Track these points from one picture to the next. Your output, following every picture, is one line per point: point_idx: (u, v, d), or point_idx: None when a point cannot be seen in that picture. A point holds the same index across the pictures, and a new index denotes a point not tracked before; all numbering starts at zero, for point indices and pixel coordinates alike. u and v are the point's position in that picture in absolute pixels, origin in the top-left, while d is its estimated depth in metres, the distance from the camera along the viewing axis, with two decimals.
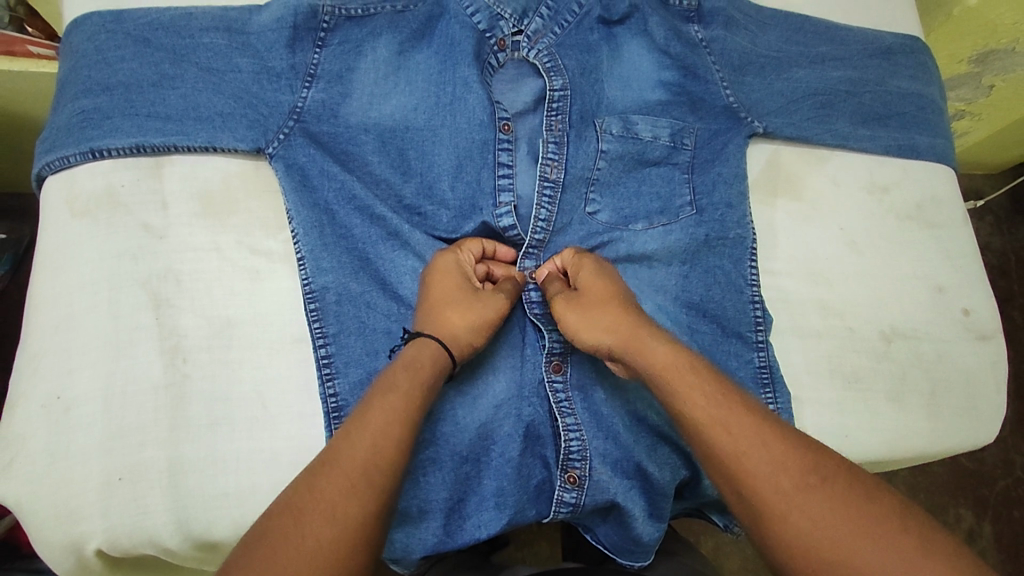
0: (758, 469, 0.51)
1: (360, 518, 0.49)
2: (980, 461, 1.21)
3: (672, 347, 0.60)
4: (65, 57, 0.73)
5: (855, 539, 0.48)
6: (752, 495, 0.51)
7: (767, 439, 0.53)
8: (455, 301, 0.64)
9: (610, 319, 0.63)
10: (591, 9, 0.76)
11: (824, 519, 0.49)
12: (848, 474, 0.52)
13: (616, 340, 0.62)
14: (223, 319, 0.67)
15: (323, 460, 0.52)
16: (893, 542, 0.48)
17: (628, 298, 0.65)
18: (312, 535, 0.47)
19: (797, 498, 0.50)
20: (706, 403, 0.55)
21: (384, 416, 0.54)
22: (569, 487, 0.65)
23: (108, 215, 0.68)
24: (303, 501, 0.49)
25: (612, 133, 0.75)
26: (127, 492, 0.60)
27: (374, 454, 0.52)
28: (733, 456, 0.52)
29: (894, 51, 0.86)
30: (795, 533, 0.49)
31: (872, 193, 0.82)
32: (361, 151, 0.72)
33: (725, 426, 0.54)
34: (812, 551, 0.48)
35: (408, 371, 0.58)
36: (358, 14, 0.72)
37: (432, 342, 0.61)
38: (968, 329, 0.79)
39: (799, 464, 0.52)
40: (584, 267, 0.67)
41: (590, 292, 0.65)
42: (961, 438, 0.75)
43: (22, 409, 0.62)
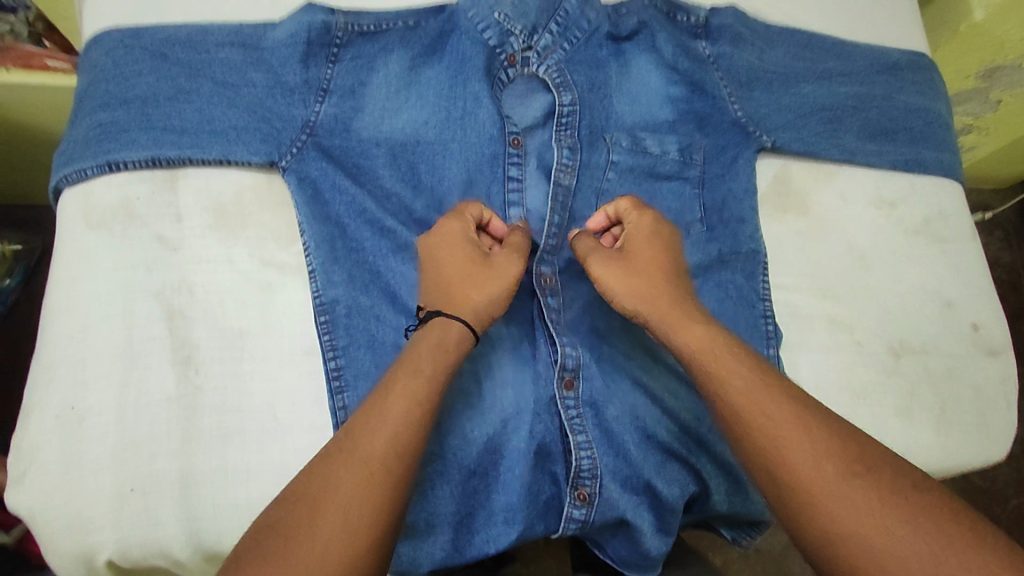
0: (799, 458, 0.51)
1: (375, 510, 0.50)
2: (990, 476, 1.20)
3: (711, 330, 0.60)
4: (83, 72, 0.74)
5: (898, 526, 0.47)
6: (789, 478, 0.51)
7: (809, 429, 0.53)
8: (471, 276, 0.63)
9: (651, 289, 0.63)
10: (600, 25, 0.77)
11: (870, 507, 0.49)
12: (890, 461, 0.51)
13: (652, 310, 0.62)
14: (235, 331, 0.67)
15: (339, 448, 0.52)
16: (936, 530, 0.47)
17: (677, 271, 0.66)
18: (329, 527, 0.49)
19: (842, 488, 0.50)
20: (746, 389, 0.55)
21: (403, 404, 0.54)
22: (579, 503, 0.65)
23: (123, 227, 0.69)
24: (320, 492, 0.50)
25: (622, 146, 0.76)
26: (138, 502, 0.61)
27: (391, 444, 0.52)
28: (770, 439, 0.53)
29: (901, 67, 0.86)
30: (835, 517, 0.49)
31: (881, 209, 0.82)
32: (372, 165, 0.73)
33: (762, 410, 0.54)
34: (852, 536, 0.48)
35: (433, 356, 0.58)
36: (370, 30, 0.74)
37: (454, 322, 0.60)
38: (977, 344, 0.78)
39: (843, 453, 0.51)
40: (641, 231, 0.67)
41: (638, 257, 0.65)
42: (971, 453, 0.74)
43: (37, 418, 0.63)
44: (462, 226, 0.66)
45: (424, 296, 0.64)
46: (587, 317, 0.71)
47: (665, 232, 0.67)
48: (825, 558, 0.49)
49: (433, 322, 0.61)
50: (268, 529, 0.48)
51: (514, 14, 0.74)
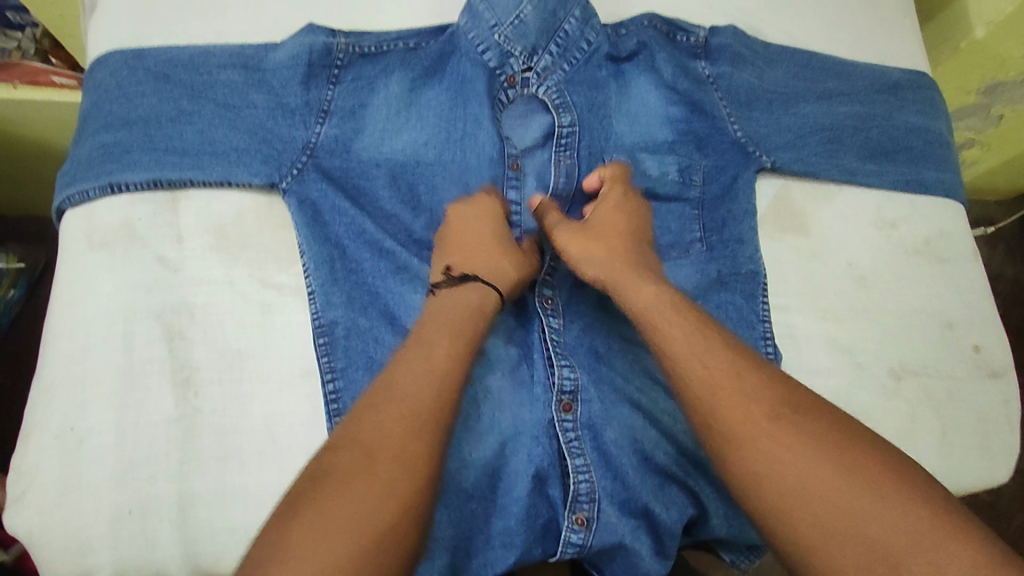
0: (729, 398, 0.55)
1: (425, 455, 0.53)
2: (994, 494, 1.18)
3: (658, 287, 0.64)
4: (87, 92, 0.75)
5: (822, 465, 0.50)
6: (722, 422, 0.54)
7: (741, 372, 0.56)
8: (505, 250, 0.69)
9: (605, 250, 0.68)
10: (600, 46, 0.77)
11: (792, 443, 0.52)
12: (819, 409, 0.54)
13: (604, 267, 0.67)
14: (234, 351, 0.67)
15: (381, 400, 0.55)
16: (859, 471, 0.50)
17: (637, 238, 0.70)
18: (384, 471, 0.51)
19: (764, 426, 0.53)
20: (683, 337, 0.59)
21: (442, 360, 0.58)
22: (577, 528, 0.65)
23: (124, 248, 0.69)
24: (371, 440, 0.53)
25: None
26: (136, 524, 0.61)
27: (434, 396, 0.55)
28: (707, 386, 0.56)
29: (901, 86, 0.86)
30: (763, 458, 0.52)
31: (881, 229, 0.82)
32: (372, 186, 0.73)
33: (702, 360, 0.57)
34: (778, 475, 0.51)
35: (475, 320, 0.63)
36: (371, 52, 0.74)
37: (493, 289, 0.66)
38: (979, 366, 0.78)
39: (772, 396, 0.55)
40: (608, 199, 0.72)
41: (600, 223, 0.70)
42: (974, 475, 0.74)
43: (37, 438, 0.63)
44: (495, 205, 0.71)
45: (452, 259, 0.68)
46: (586, 338, 0.71)
47: (633, 203, 0.73)
48: (751, 495, 0.52)
49: (472, 287, 0.65)
50: (314, 484, 0.51)
51: (514, 36, 0.74)
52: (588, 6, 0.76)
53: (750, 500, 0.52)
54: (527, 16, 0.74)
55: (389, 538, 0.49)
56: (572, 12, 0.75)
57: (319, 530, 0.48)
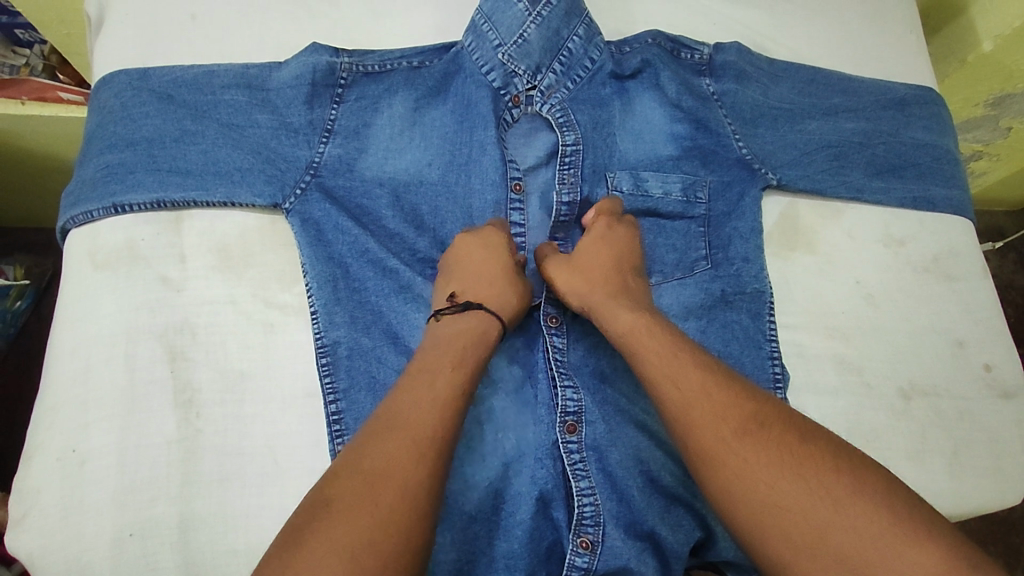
0: (701, 418, 0.55)
1: (427, 485, 0.52)
2: (1009, 507, 1.16)
3: (638, 316, 0.64)
4: (92, 112, 0.75)
5: (787, 480, 0.51)
6: (693, 440, 0.55)
7: (712, 391, 0.56)
8: (511, 280, 0.67)
9: (591, 279, 0.67)
10: (604, 64, 0.77)
11: (763, 459, 0.52)
12: (786, 421, 0.54)
13: (589, 297, 0.66)
14: (237, 372, 0.67)
15: (381, 426, 0.54)
16: (823, 484, 0.50)
17: (625, 267, 0.69)
18: (388, 501, 0.50)
19: (735, 444, 0.53)
20: (660, 358, 0.60)
21: (447, 384, 0.57)
22: (582, 551, 0.64)
23: (127, 269, 0.69)
24: (375, 468, 0.51)
25: (622, 190, 0.76)
26: (137, 548, 0.60)
27: (435, 421, 0.55)
28: (676, 406, 0.56)
29: (908, 102, 0.86)
30: (732, 477, 0.52)
31: (888, 246, 0.81)
32: (375, 206, 0.73)
33: (672, 380, 0.58)
34: (746, 493, 0.51)
35: (478, 348, 0.62)
36: (375, 71, 0.74)
37: (497, 318, 0.65)
38: (990, 386, 0.77)
39: (745, 415, 0.55)
40: (595, 225, 0.71)
41: (586, 251, 0.69)
42: (989, 497, 0.72)
43: (38, 460, 0.63)
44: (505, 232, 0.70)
45: (455, 287, 0.67)
46: (591, 359, 0.70)
47: (622, 226, 0.72)
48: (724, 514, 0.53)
49: (478, 315, 0.64)
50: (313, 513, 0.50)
51: (518, 54, 0.74)
52: (591, 24, 0.76)
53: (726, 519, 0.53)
54: (531, 35, 0.73)
55: (391, 571, 0.47)
56: (575, 30, 0.75)
57: (321, 563, 0.46)
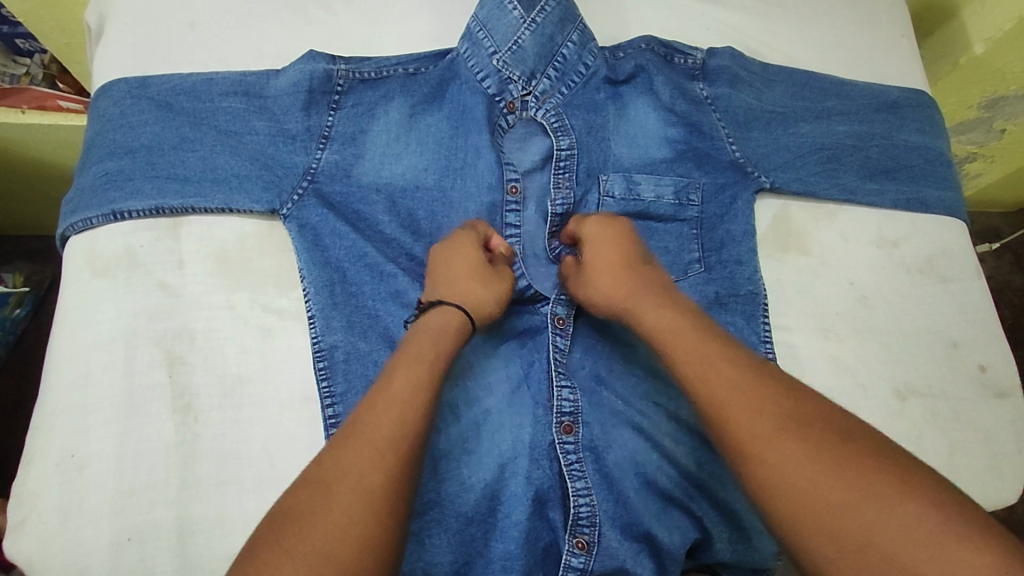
0: (741, 414, 0.54)
1: (383, 488, 0.51)
2: (1010, 508, 1.15)
3: (665, 313, 0.63)
4: (92, 121, 0.76)
5: (832, 478, 0.49)
6: (730, 436, 0.54)
7: (753, 388, 0.56)
8: (476, 275, 0.67)
9: (608, 288, 0.67)
10: (598, 69, 0.78)
11: (803, 457, 0.51)
12: (832, 423, 0.53)
13: (617, 308, 0.66)
14: (234, 377, 0.68)
15: (344, 434, 0.54)
16: (870, 482, 0.48)
17: (631, 257, 0.68)
18: (340, 507, 0.50)
19: (776, 440, 0.52)
20: (700, 355, 0.59)
21: (406, 387, 0.57)
22: (577, 552, 0.64)
23: (126, 274, 0.70)
24: (332, 475, 0.52)
25: (614, 195, 0.77)
26: (135, 553, 0.61)
27: (393, 424, 0.54)
28: (716, 402, 0.56)
29: (900, 105, 0.86)
30: (770, 472, 0.51)
31: (882, 247, 0.82)
32: (371, 211, 0.74)
33: (711, 377, 0.57)
34: (790, 492, 0.50)
35: (436, 343, 0.62)
36: (371, 78, 0.75)
37: (457, 313, 0.65)
38: (984, 386, 0.77)
39: (785, 412, 0.54)
40: (591, 231, 0.70)
41: (591, 260, 0.69)
42: (984, 496, 0.72)
43: (37, 465, 0.63)
44: (472, 231, 0.70)
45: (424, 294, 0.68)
46: (587, 361, 0.71)
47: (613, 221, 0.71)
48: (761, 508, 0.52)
49: (438, 312, 0.65)
50: (268, 522, 0.50)
51: (512, 61, 0.74)
52: (584, 30, 0.77)
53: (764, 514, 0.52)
54: (525, 41, 0.74)
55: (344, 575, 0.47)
56: (569, 36, 0.76)
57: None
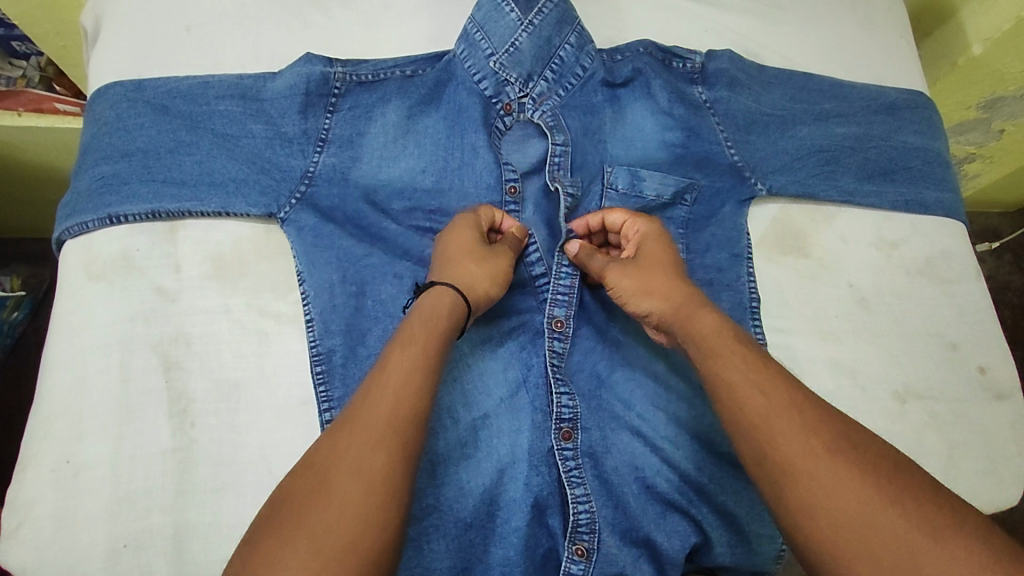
0: (786, 430, 0.52)
1: (382, 470, 0.51)
2: (1010, 509, 1.15)
3: (720, 318, 0.61)
4: (87, 124, 0.76)
5: (880, 503, 0.48)
6: (774, 450, 0.52)
7: (797, 405, 0.54)
8: (471, 256, 0.66)
9: (661, 284, 0.65)
10: (595, 71, 0.78)
11: (849, 480, 0.49)
12: (878, 448, 0.52)
13: (668, 305, 0.64)
14: (231, 382, 0.67)
15: (343, 419, 0.54)
16: (917, 512, 0.47)
17: (683, 267, 0.68)
18: (339, 490, 0.50)
19: (824, 459, 0.50)
20: (744, 370, 0.57)
21: (401, 367, 0.56)
22: (577, 559, 0.64)
23: (122, 279, 0.69)
24: (330, 459, 0.51)
25: (617, 187, 0.76)
26: (132, 559, 0.60)
27: (389, 405, 0.54)
28: (761, 416, 0.54)
29: (898, 106, 0.86)
30: (815, 491, 0.49)
31: (881, 249, 0.81)
32: (369, 214, 0.73)
33: (760, 389, 0.55)
34: (836, 517, 0.48)
35: (427, 322, 0.61)
36: (368, 80, 0.75)
37: (449, 292, 0.63)
38: (984, 388, 0.77)
39: (830, 432, 0.52)
40: (646, 235, 0.70)
41: (645, 259, 0.68)
42: (984, 499, 0.72)
43: (32, 472, 0.63)
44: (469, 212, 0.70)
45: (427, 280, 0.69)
46: (586, 364, 0.71)
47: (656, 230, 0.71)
48: (794, 526, 0.50)
49: (431, 291, 0.64)
50: (269, 511, 0.50)
51: (509, 63, 0.74)
52: (582, 32, 0.76)
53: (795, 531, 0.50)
54: (522, 44, 0.74)
55: (347, 558, 0.47)
56: (566, 38, 0.76)
57: (282, 565, 0.46)
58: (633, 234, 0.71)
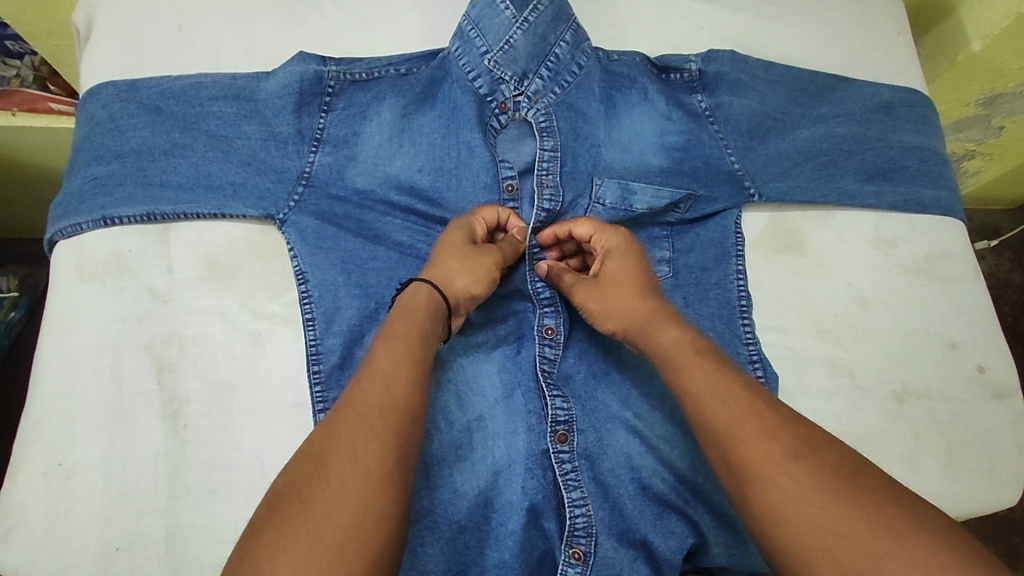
0: (748, 436, 0.53)
1: (380, 454, 0.51)
2: (1010, 508, 1.14)
3: (682, 332, 0.62)
4: (80, 123, 0.75)
5: (840, 505, 0.48)
6: (738, 457, 0.52)
7: (759, 410, 0.54)
8: (455, 254, 0.67)
9: (625, 302, 0.66)
10: (591, 69, 0.77)
11: (809, 484, 0.49)
12: (838, 450, 0.52)
13: (634, 321, 0.65)
14: (224, 383, 0.67)
15: (334, 412, 0.54)
16: (879, 513, 0.47)
17: (650, 281, 0.68)
18: (338, 477, 0.49)
19: (785, 465, 0.50)
20: (707, 376, 0.57)
21: (389, 359, 0.57)
22: (573, 561, 0.63)
23: (115, 280, 0.69)
24: (325, 449, 0.51)
25: (605, 202, 0.76)
26: (124, 562, 0.60)
27: (380, 393, 0.54)
28: (726, 424, 0.54)
29: (895, 105, 0.86)
30: (778, 496, 0.49)
31: (880, 248, 0.81)
32: (367, 215, 0.73)
33: (721, 397, 0.55)
34: (795, 518, 0.48)
35: (404, 315, 0.62)
36: (362, 78, 0.74)
37: (426, 286, 0.64)
38: (983, 387, 0.76)
39: (792, 437, 0.52)
40: (613, 249, 0.71)
41: (610, 273, 0.69)
42: (983, 499, 0.72)
43: (24, 475, 0.62)
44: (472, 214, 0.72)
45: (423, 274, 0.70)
46: (583, 364, 0.71)
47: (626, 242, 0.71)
48: (762, 532, 0.50)
49: (409, 286, 0.65)
50: (265, 507, 0.49)
51: (504, 61, 0.73)
52: (578, 30, 0.76)
53: (762, 538, 0.50)
54: (517, 41, 0.73)
55: (351, 544, 0.46)
56: (562, 36, 0.75)
57: (282, 555, 0.45)
58: (603, 247, 0.71)
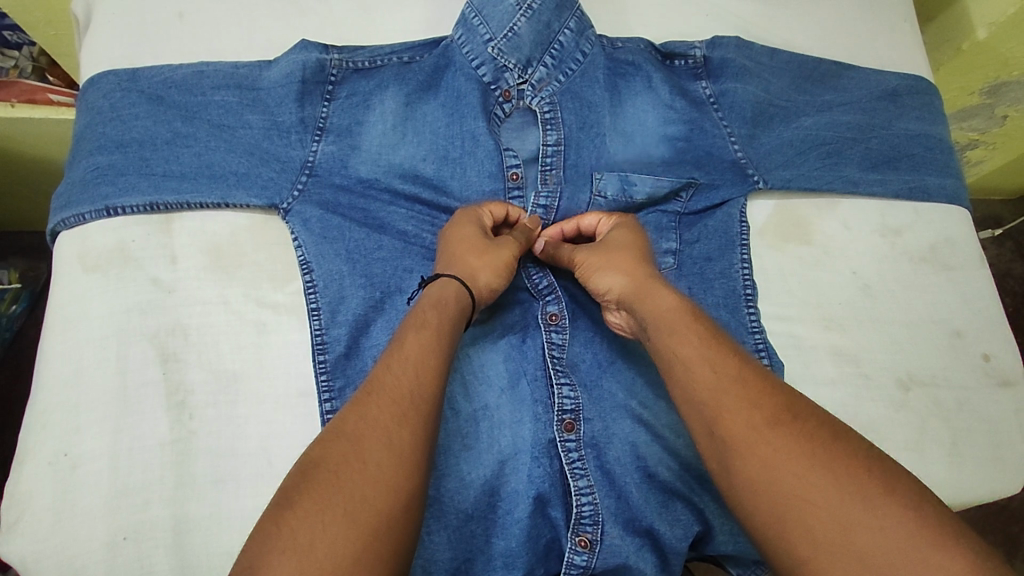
0: (732, 406, 0.53)
1: (413, 442, 0.51)
2: (1009, 497, 1.14)
3: (680, 298, 0.62)
4: (80, 113, 0.74)
5: (816, 473, 0.48)
6: (721, 427, 0.53)
7: (747, 380, 0.54)
8: (475, 248, 0.66)
9: (625, 266, 0.66)
10: (596, 58, 0.76)
11: (787, 453, 0.49)
12: (819, 418, 0.52)
13: (629, 286, 0.65)
14: (229, 373, 0.67)
15: (364, 392, 0.54)
16: (852, 483, 0.47)
17: (648, 254, 0.69)
18: (372, 459, 0.49)
19: (767, 434, 0.51)
20: (693, 343, 0.57)
21: (420, 345, 0.57)
22: (580, 549, 0.63)
23: (118, 270, 0.69)
24: (359, 429, 0.51)
25: (607, 195, 0.75)
26: (130, 552, 0.60)
27: (414, 380, 0.55)
28: (710, 392, 0.54)
29: (900, 93, 0.85)
30: (761, 465, 0.50)
31: (885, 237, 0.81)
32: (370, 204, 0.73)
33: (710, 366, 0.56)
34: (773, 487, 0.49)
35: (436, 308, 0.61)
36: (366, 67, 0.74)
37: (454, 280, 0.64)
38: (989, 375, 0.76)
39: (772, 405, 0.52)
40: (612, 226, 0.72)
41: (611, 242, 0.69)
42: (988, 487, 0.72)
43: (29, 465, 0.62)
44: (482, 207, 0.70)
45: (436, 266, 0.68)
46: (588, 353, 0.70)
47: (625, 223, 0.72)
48: (738, 501, 0.51)
49: (435, 281, 0.64)
50: (296, 478, 0.49)
51: (508, 48, 0.73)
52: (582, 17, 0.75)
53: (739, 509, 0.51)
54: (520, 29, 0.73)
55: (382, 527, 0.47)
56: (566, 23, 0.74)
57: (318, 532, 0.45)
58: (606, 228, 0.72)
